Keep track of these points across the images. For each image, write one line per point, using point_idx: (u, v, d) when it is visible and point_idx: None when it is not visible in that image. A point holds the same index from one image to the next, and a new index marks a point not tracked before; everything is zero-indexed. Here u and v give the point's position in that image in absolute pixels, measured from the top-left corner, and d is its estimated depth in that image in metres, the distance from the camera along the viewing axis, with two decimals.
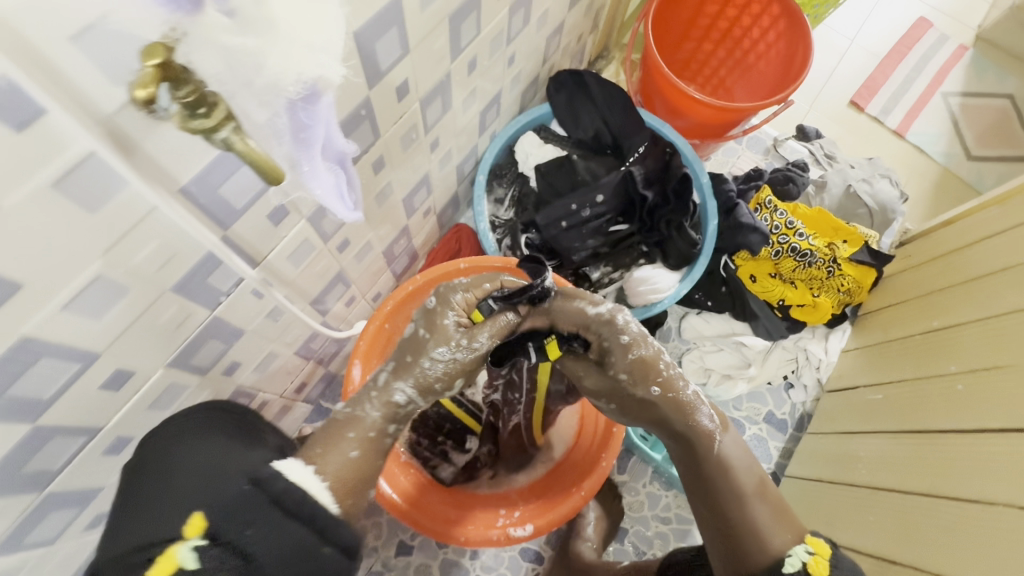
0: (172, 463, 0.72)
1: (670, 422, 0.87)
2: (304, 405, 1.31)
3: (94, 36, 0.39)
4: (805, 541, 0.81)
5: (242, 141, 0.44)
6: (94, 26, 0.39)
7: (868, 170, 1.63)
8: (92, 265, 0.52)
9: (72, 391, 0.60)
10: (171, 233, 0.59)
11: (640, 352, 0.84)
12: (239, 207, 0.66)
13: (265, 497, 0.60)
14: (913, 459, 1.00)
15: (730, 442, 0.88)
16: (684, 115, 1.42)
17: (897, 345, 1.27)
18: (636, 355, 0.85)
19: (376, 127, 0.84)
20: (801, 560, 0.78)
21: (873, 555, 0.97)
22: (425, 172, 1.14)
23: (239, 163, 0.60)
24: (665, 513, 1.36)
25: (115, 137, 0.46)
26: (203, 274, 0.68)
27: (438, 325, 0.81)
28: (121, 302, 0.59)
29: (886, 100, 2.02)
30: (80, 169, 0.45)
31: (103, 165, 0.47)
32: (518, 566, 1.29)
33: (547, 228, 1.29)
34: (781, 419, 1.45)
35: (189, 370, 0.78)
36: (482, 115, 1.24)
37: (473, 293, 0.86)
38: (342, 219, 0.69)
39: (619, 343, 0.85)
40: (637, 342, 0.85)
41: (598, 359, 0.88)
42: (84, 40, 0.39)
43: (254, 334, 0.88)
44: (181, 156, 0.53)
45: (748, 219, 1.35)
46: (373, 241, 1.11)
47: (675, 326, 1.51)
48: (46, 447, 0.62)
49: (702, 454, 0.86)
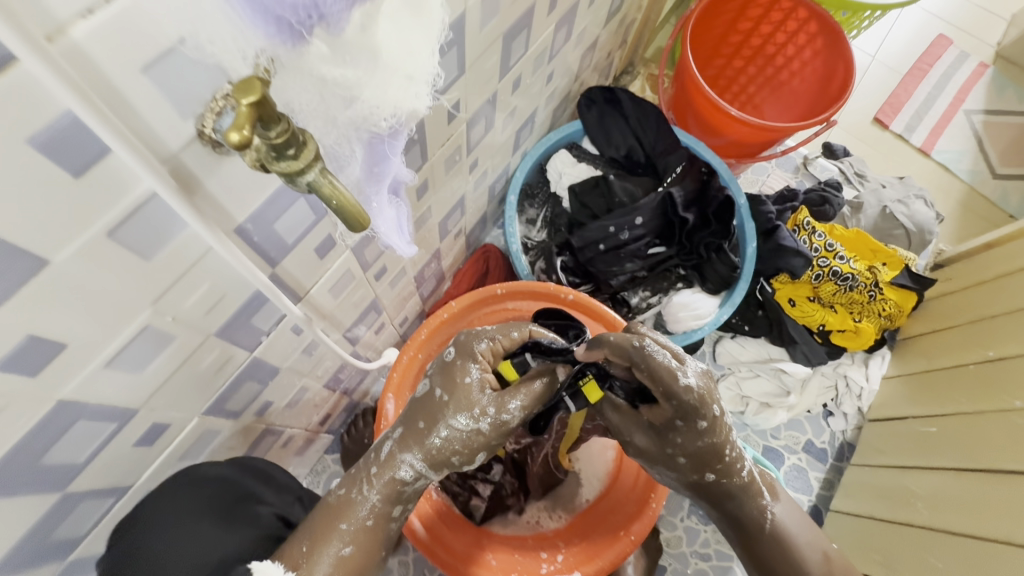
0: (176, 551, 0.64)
1: (724, 503, 0.82)
2: (327, 436, 1.24)
3: (168, 65, 0.34)
4: None
5: (330, 183, 0.38)
6: (171, 55, 0.33)
7: (902, 189, 1.59)
8: (139, 316, 0.46)
9: (106, 451, 0.54)
10: (222, 275, 0.52)
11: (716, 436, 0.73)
12: (291, 242, 0.59)
13: None
14: (986, 501, 0.98)
15: (784, 509, 0.84)
16: (720, 133, 1.37)
17: (945, 375, 1.25)
18: (706, 442, 0.74)
19: (425, 151, 0.79)
20: None
21: None
22: (461, 194, 1.09)
23: (299, 195, 0.54)
24: (704, 550, 1.30)
25: (178, 175, 0.40)
26: (248, 314, 0.61)
27: (460, 382, 0.70)
28: (164, 352, 0.53)
29: (910, 117, 1.99)
30: (139, 213, 0.39)
31: (164, 208, 0.41)
32: None
33: (583, 251, 1.24)
34: (821, 448, 1.40)
35: (223, 415, 0.72)
36: (517, 134, 1.19)
37: (499, 341, 0.75)
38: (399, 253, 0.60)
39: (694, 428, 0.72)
40: (716, 424, 0.73)
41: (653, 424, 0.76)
42: (157, 70, 0.33)
43: (289, 371, 0.81)
44: (242, 192, 0.47)
45: (790, 243, 1.31)
46: (408, 266, 1.05)
47: (709, 350, 1.47)
48: (74, 512, 0.55)
49: (758, 528, 0.82)
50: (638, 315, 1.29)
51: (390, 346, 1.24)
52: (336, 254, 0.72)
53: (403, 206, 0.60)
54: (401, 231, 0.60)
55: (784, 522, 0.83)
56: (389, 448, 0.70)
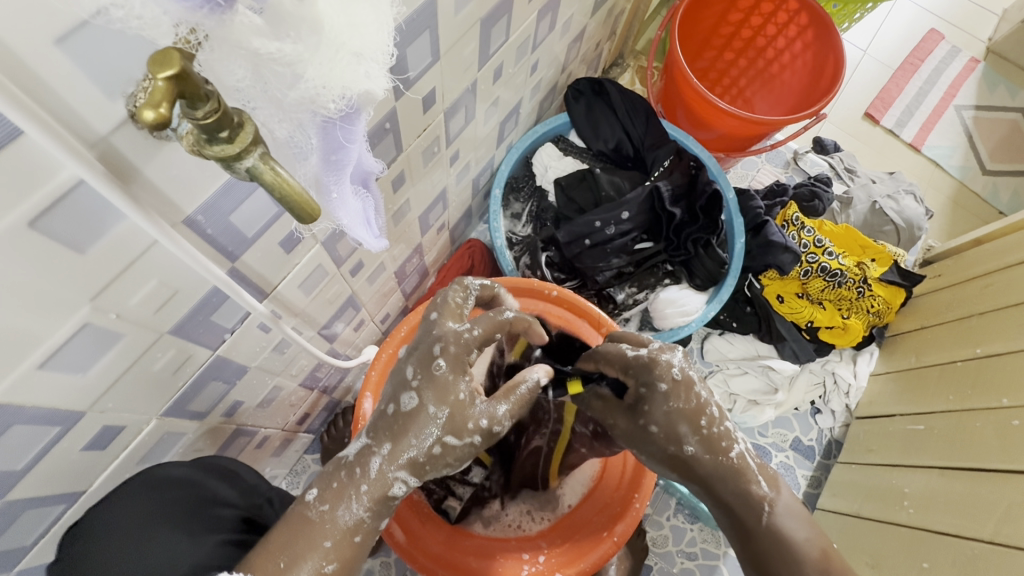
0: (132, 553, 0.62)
1: (716, 490, 0.75)
2: (306, 435, 1.21)
3: (85, 37, 0.31)
4: None
5: (271, 169, 0.35)
6: (87, 26, 0.30)
7: (892, 185, 1.58)
8: (77, 313, 0.43)
9: (50, 456, 0.52)
10: (173, 269, 0.49)
11: (682, 400, 0.72)
12: (252, 236, 0.56)
13: None
14: (972, 501, 0.98)
15: (784, 502, 0.75)
16: (710, 127, 1.35)
17: (935, 372, 1.23)
18: (673, 404, 0.72)
19: (400, 141, 0.76)
20: None
21: None
22: (442, 187, 1.06)
23: (256, 186, 0.51)
24: (691, 549, 1.28)
25: (111, 161, 0.37)
26: (207, 311, 0.58)
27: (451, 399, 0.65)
28: (111, 353, 0.50)
29: (901, 112, 1.98)
30: (67, 201, 0.36)
31: (96, 197, 0.38)
32: None
33: (569, 246, 1.21)
34: (808, 445, 1.39)
35: (186, 417, 0.69)
36: (501, 126, 1.16)
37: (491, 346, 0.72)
38: (368, 248, 0.57)
39: (657, 391, 0.72)
40: (684, 383, 0.72)
41: (631, 404, 0.75)
42: (72, 43, 0.30)
43: (259, 370, 0.78)
44: (187, 181, 0.44)
45: (779, 238, 1.29)
46: (387, 261, 1.02)
47: (697, 347, 1.45)
48: (19, 518, 0.53)
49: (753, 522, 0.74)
50: (624, 311, 1.26)
51: (370, 343, 1.21)
52: (304, 248, 0.68)
53: (370, 195, 0.56)
54: (368, 222, 0.57)
55: (784, 517, 0.74)
56: (379, 466, 0.65)
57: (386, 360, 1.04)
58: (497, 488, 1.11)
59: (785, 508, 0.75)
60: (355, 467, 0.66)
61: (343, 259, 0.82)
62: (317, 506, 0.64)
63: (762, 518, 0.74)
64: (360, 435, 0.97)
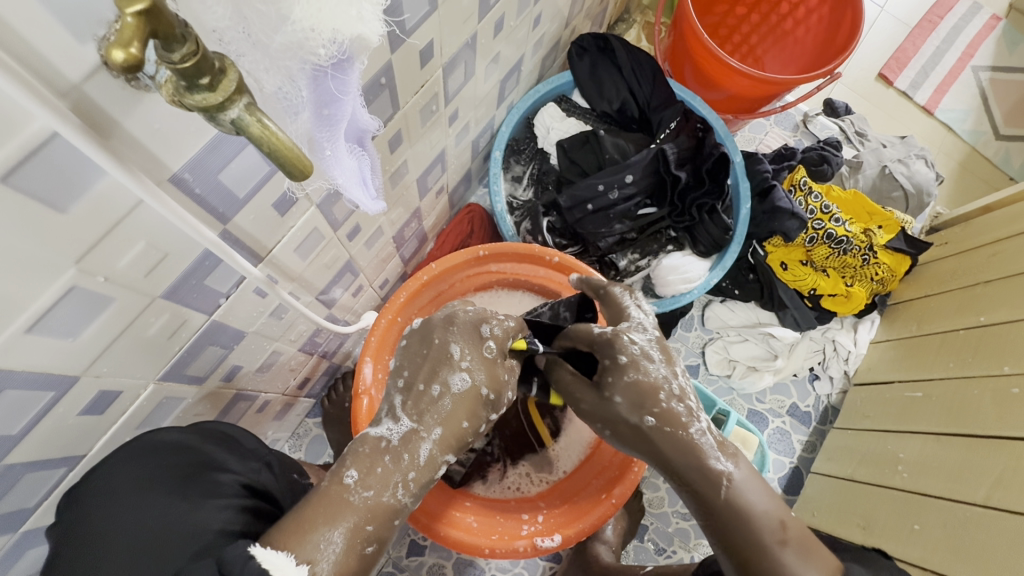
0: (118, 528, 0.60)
1: (668, 460, 0.71)
2: (307, 399, 1.21)
3: None
4: None
5: (258, 121, 0.32)
6: None
7: (903, 150, 1.53)
8: (63, 275, 0.42)
9: (46, 421, 0.51)
10: (162, 230, 0.47)
11: (636, 375, 0.73)
12: (245, 195, 0.54)
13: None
14: (965, 466, 1.00)
15: (743, 477, 0.70)
16: (719, 87, 1.29)
17: (937, 341, 1.23)
18: (632, 377, 0.74)
19: (396, 98, 0.72)
20: None
21: (920, 565, 0.98)
22: (441, 149, 1.02)
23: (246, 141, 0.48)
24: (686, 510, 1.31)
25: (87, 113, 0.35)
26: (200, 275, 0.56)
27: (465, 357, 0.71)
28: (103, 316, 0.48)
29: (916, 74, 1.90)
30: (41, 155, 0.34)
31: (71, 151, 0.35)
32: (535, 566, 1.23)
33: (570, 211, 1.18)
34: (805, 411, 1.41)
35: (185, 381, 0.68)
36: (502, 85, 1.11)
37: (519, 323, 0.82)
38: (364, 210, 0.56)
39: (616, 364, 0.75)
40: (635, 363, 0.74)
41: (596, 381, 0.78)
42: None
43: (256, 335, 0.77)
44: (170, 137, 0.41)
45: (786, 203, 1.25)
46: (385, 225, 1.00)
47: (698, 314, 1.45)
48: (20, 478, 0.53)
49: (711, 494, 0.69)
50: (626, 278, 1.23)
51: (369, 309, 1.20)
52: (298, 209, 0.66)
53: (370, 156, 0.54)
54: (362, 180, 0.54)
55: (743, 491, 0.69)
56: (427, 452, 0.67)
57: (387, 328, 1.04)
58: (499, 453, 1.12)
59: (748, 482, 0.70)
60: (401, 453, 0.66)
61: (340, 222, 0.80)
62: (358, 492, 0.62)
63: (719, 494, 0.69)
64: (361, 401, 0.98)
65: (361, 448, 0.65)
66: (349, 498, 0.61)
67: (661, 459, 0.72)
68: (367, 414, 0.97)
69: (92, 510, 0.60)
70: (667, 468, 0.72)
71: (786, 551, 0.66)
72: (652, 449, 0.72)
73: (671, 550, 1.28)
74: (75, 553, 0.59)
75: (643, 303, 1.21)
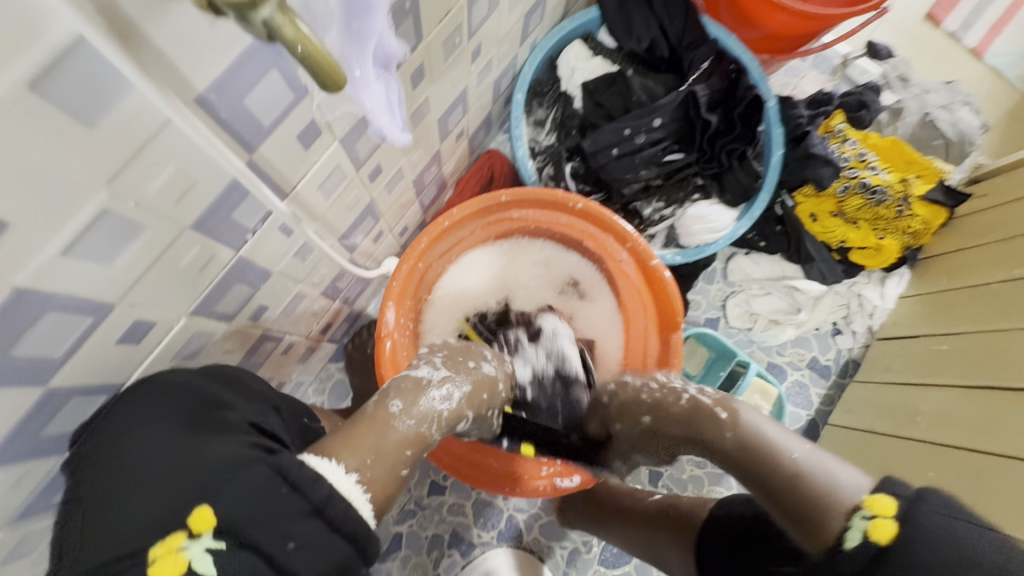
0: (146, 455, 0.61)
1: (682, 437, 0.82)
2: (330, 344, 1.23)
3: None
4: (859, 498, 0.65)
5: (291, 24, 0.30)
6: None
7: (949, 95, 1.43)
8: (94, 196, 0.41)
9: (85, 349, 0.52)
10: (192, 153, 0.46)
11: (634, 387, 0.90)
12: (271, 123, 0.52)
13: (284, 485, 0.58)
14: (990, 417, 0.99)
15: (761, 424, 0.77)
16: (756, 25, 1.21)
17: (967, 293, 1.19)
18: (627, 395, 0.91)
19: (420, 26, 0.69)
20: (861, 527, 0.62)
21: None
22: (463, 88, 0.99)
23: (275, 60, 0.46)
24: (700, 458, 1.34)
25: (111, 17, 0.33)
26: (228, 207, 0.56)
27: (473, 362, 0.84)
28: (135, 243, 0.48)
29: (967, 14, 1.77)
30: (68, 60, 0.33)
31: (97, 58, 0.34)
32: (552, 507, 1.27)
33: (595, 157, 1.15)
34: (825, 364, 1.40)
35: (214, 317, 0.69)
36: (526, 19, 1.05)
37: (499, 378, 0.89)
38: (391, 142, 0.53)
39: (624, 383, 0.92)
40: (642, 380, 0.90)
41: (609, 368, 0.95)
42: None
43: (282, 274, 0.77)
44: (197, 50, 0.40)
45: (821, 150, 1.20)
46: (406, 168, 0.98)
47: (720, 267, 1.42)
48: (64, 404, 0.55)
49: (718, 439, 0.78)
50: (650, 227, 1.20)
51: (390, 256, 1.20)
52: (321, 143, 0.64)
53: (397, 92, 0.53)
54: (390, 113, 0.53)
55: (748, 423, 0.77)
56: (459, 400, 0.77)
57: (410, 272, 1.05)
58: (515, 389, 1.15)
59: (776, 428, 0.76)
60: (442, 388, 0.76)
61: (362, 161, 0.78)
62: (403, 418, 0.70)
63: (721, 432, 0.78)
64: (384, 345, 0.98)
65: (404, 384, 0.74)
66: (393, 422, 0.69)
67: (676, 424, 0.83)
68: (390, 358, 0.98)
69: (128, 438, 0.61)
70: (688, 433, 0.81)
71: (808, 467, 0.70)
72: (665, 416, 0.84)
73: (683, 496, 1.31)
74: (100, 484, 0.59)
75: (666, 253, 1.19)
